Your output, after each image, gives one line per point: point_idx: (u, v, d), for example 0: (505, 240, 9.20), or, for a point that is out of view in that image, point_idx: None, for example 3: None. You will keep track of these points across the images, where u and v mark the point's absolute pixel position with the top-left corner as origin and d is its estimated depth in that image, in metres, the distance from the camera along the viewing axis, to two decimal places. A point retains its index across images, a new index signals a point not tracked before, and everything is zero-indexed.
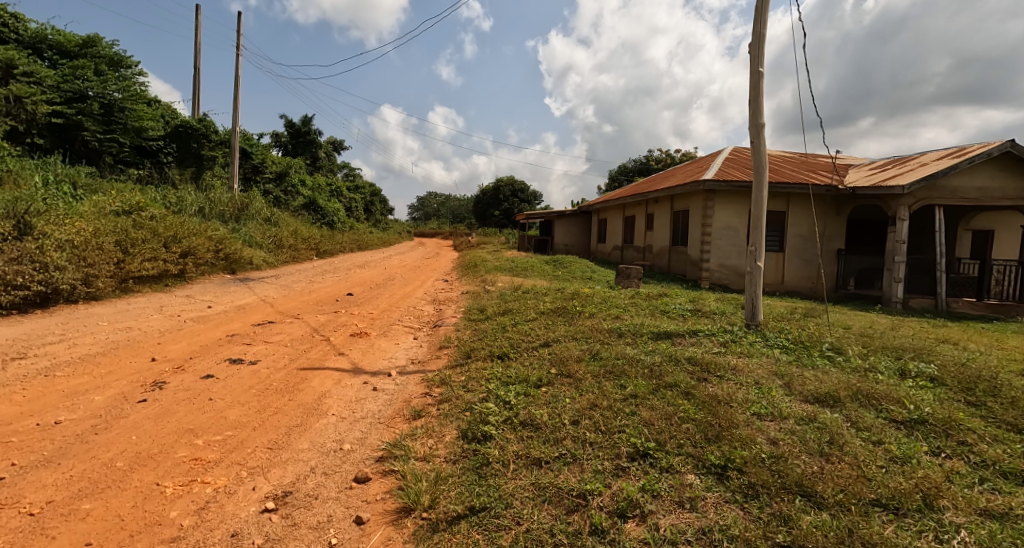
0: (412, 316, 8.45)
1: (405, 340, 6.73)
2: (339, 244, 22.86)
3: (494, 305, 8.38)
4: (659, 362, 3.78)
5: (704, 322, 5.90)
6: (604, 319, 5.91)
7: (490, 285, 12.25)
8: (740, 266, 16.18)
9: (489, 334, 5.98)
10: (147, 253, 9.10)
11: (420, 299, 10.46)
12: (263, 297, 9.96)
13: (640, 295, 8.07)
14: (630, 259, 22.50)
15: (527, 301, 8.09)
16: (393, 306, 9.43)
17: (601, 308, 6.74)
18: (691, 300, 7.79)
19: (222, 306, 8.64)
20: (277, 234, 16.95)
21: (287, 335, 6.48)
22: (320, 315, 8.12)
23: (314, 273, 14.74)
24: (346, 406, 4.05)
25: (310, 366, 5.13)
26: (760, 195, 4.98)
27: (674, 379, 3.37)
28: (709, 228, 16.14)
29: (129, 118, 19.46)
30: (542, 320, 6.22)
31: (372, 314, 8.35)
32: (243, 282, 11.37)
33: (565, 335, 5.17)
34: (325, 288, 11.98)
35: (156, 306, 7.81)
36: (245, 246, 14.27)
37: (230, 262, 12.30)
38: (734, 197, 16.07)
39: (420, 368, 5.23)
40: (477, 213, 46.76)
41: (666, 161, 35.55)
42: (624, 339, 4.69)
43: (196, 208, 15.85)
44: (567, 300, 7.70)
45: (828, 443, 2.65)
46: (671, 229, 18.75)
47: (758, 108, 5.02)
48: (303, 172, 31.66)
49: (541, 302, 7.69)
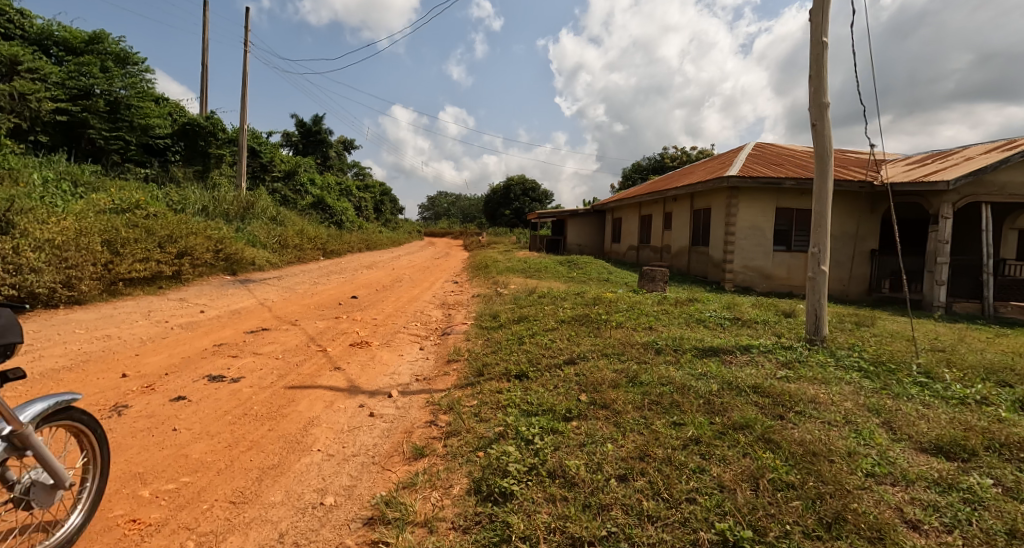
0: (418, 322, 7.82)
1: (411, 350, 6.08)
2: (346, 244, 22.36)
3: (508, 310, 7.72)
4: (715, 391, 3.08)
5: (749, 335, 5.19)
6: (635, 329, 5.23)
7: (503, 287, 11.60)
8: (765, 268, 15.35)
9: (505, 346, 5.33)
10: (139, 253, 8.57)
11: (428, 303, 9.83)
12: (263, 301, 9.40)
13: (668, 301, 7.34)
14: (646, 259, 21.71)
15: (544, 306, 7.41)
16: (399, 310, 8.80)
17: (629, 317, 6.03)
18: (725, 307, 7.06)
19: (217, 310, 8.08)
20: (282, 234, 16.44)
21: (281, 345, 5.87)
22: (320, 321, 7.52)
23: (319, 274, 14.19)
24: (336, 438, 3.41)
25: (299, 385, 4.49)
26: (825, 187, 4.26)
27: (744, 418, 2.68)
28: (733, 228, 15.33)
29: (136, 116, 19.09)
30: (564, 330, 5.55)
31: (376, 320, 7.74)
32: (243, 284, 10.83)
33: (592, 349, 4.50)
34: (329, 291, 11.40)
35: (144, 311, 7.26)
36: (248, 246, 13.75)
37: (231, 263, 11.79)
38: (760, 194, 15.20)
39: (426, 387, 4.58)
40: (487, 212, 46.12)
41: (682, 159, 34.61)
42: (663, 357, 4.01)
43: (199, 207, 15.38)
44: (589, 305, 7.02)
45: (1004, 533, 1.91)
46: (691, 228, 17.93)
47: (821, 85, 4.30)
48: (312, 171, 31.25)
49: (560, 308, 7.01)
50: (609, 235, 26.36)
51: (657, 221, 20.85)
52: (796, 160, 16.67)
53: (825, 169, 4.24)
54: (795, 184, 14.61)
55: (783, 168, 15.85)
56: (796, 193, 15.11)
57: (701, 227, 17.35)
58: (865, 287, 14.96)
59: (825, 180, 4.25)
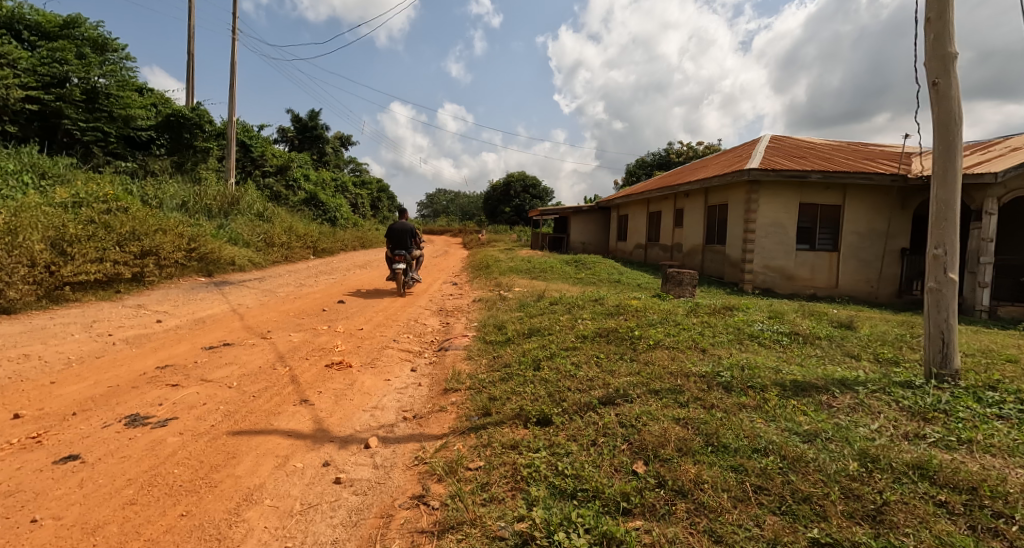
0: (411, 334, 6.75)
1: (399, 374, 5.01)
2: (339, 242, 21.24)
3: (515, 319, 6.67)
4: (866, 475, 2.08)
5: (825, 359, 4.14)
6: (682, 351, 4.17)
7: (507, 290, 10.54)
8: (787, 268, 14.32)
9: (516, 372, 4.25)
10: (91, 253, 7.55)
11: (423, 309, 8.75)
12: (236, 307, 8.32)
13: (702, 309, 6.30)
14: (655, 258, 20.68)
15: (558, 315, 6.35)
16: (388, 318, 7.73)
17: (664, 331, 4.95)
18: (772, 318, 5.99)
19: (178, 319, 6.98)
20: (268, 231, 15.35)
21: (239, 367, 4.79)
22: (296, 333, 6.45)
23: (307, 276, 13.09)
24: (281, 529, 2.34)
25: (246, 430, 3.39)
26: (955, 166, 3.34)
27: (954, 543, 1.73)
28: (753, 224, 14.28)
29: (115, 107, 17.96)
30: (589, 349, 4.49)
31: (364, 331, 6.68)
32: (218, 287, 9.76)
33: (633, 382, 3.44)
34: (315, 294, 10.32)
35: (87, 321, 6.16)
36: (228, 245, 12.64)
37: (207, 263, 10.73)
38: (782, 188, 14.11)
39: (416, 431, 3.49)
40: (487, 210, 45.01)
41: (687, 154, 33.59)
42: (738, 398, 2.95)
43: (177, 202, 14.27)
44: (612, 315, 5.96)
45: None
46: (704, 225, 16.87)
47: (947, 29, 3.33)
48: (306, 166, 30.13)
49: (577, 319, 5.95)
50: (614, 233, 25.31)
51: (667, 218, 19.78)
52: (819, 152, 15.61)
53: (954, 142, 3.32)
54: (821, 177, 13.54)
55: (806, 160, 14.79)
56: (820, 188, 14.03)
57: (715, 224, 16.30)
58: (895, 289, 14.14)
59: (955, 157, 3.33)
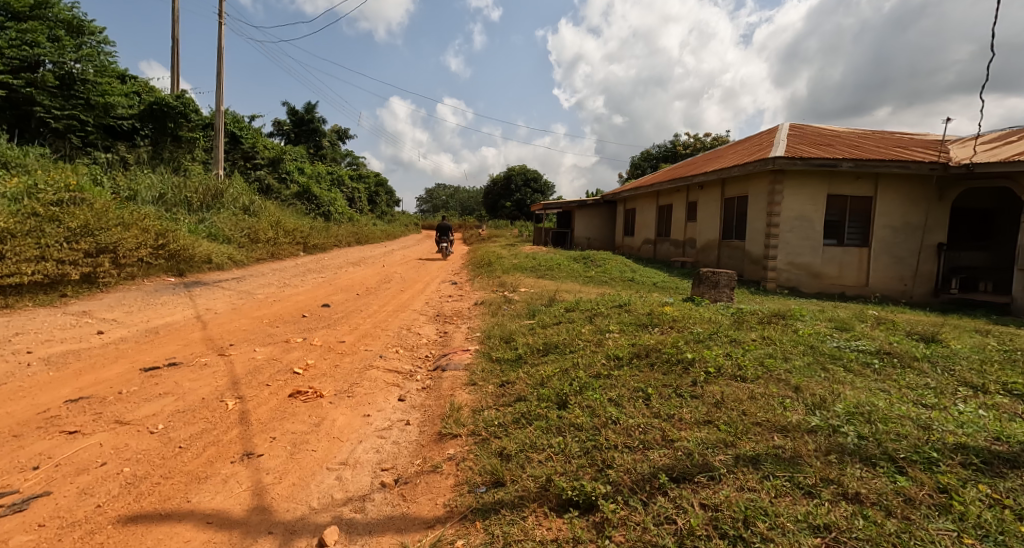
0: (400, 348, 5.66)
1: (383, 407, 3.93)
2: (332, 237, 20.16)
3: (526, 330, 5.60)
4: None
5: (953, 396, 3.09)
6: (759, 385, 3.09)
7: (511, 292, 9.46)
8: (814, 265, 13.28)
9: (535, 413, 3.18)
10: (27, 252, 6.47)
11: (418, 315, 7.68)
12: (203, 312, 7.23)
13: (752, 319, 5.23)
14: (665, 254, 19.61)
15: (577, 326, 5.28)
16: (377, 327, 6.66)
17: (721, 350, 3.87)
18: (841, 329, 4.93)
19: (125, 329, 5.89)
20: (252, 226, 14.25)
21: (173, 400, 3.70)
22: (263, 347, 5.37)
23: (292, 275, 11.99)
24: None
25: (147, 515, 2.32)
26: None
27: None
28: (776, 218, 13.23)
29: (92, 94, 16.75)
30: (631, 379, 3.42)
31: (346, 346, 5.59)
32: (188, 288, 8.68)
33: (712, 441, 2.38)
34: (298, 297, 9.24)
35: (7, 334, 5.08)
36: (206, 241, 11.57)
37: (179, 261, 9.64)
38: (809, 177, 13.02)
39: (398, 512, 2.44)
40: (487, 204, 43.86)
41: (695, 146, 32.47)
42: (899, 487, 1.91)
43: (153, 195, 13.19)
44: (645, 328, 4.88)
45: None
46: (721, 218, 15.80)
47: None
48: (300, 160, 28.98)
49: (601, 332, 4.88)
50: (621, 228, 24.26)
51: (679, 212, 18.68)
52: (846, 140, 14.50)
53: None
54: (853, 166, 12.45)
55: (833, 148, 13.69)
56: (850, 177, 12.94)
57: (733, 218, 15.23)
58: (931, 287, 13.10)
59: None
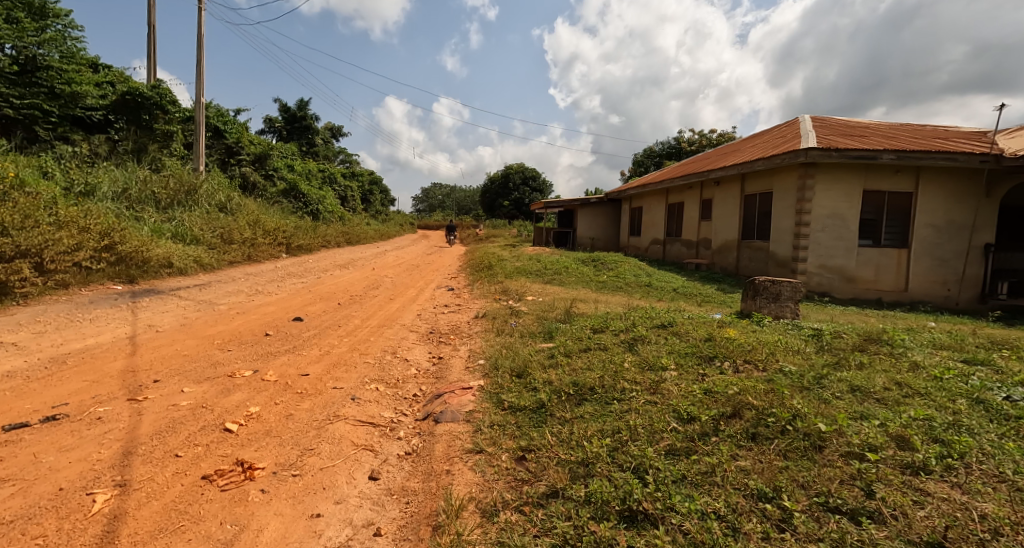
0: (381, 385, 4.33)
1: (346, 496, 2.60)
2: (319, 238, 18.81)
3: (546, 363, 4.29)
4: None
5: None
6: (980, 501, 1.84)
7: (517, 303, 8.15)
8: (848, 268, 12.04)
9: (590, 540, 1.93)
10: None
11: (408, 332, 6.38)
12: (141, 331, 5.86)
13: (846, 347, 3.95)
14: (676, 255, 18.35)
15: (615, 358, 3.99)
16: (355, 352, 5.32)
17: (849, 406, 2.59)
18: (974, 362, 3.66)
19: (22, 359, 4.51)
20: (226, 226, 12.89)
21: (8, 494, 2.39)
22: (195, 386, 4.01)
23: (268, 280, 10.65)
24: None
25: None
26: None
27: None
28: (807, 216, 11.98)
29: (56, 81, 15.22)
30: (738, 468, 2.16)
31: (310, 382, 4.26)
32: (133, 299, 7.31)
33: None
34: (267, 309, 7.85)
35: None
36: (171, 244, 10.18)
37: (129, 266, 8.30)
38: (843, 171, 11.78)
39: None
40: (484, 204, 42.57)
41: (700, 143, 31.30)
42: None
43: (114, 191, 11.76)
44: (712, 365, 3.57)
45: None
46: (740, 217, 14.55)
47: None
48: (289, 156, 27.59)
49: (653, 371, 3.57)
50: (626, 228, 23.00)
51: (692, 210, 17.40)
52: (880, 131, 13.26)
53: None
54: (894, 158, 11.21)
55: (868, 139, 12.45)
56: (889, 171, 11.70)
57: (755, 216, 13.96)
58: (977, 292, 11.90)
59: None
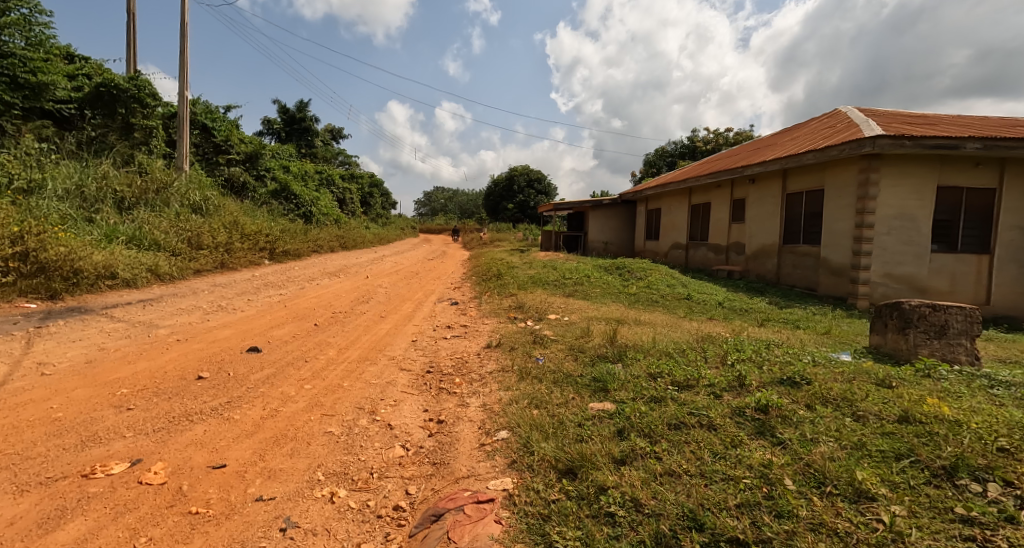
0: (341, 489, 2.59)
1: None
2: (309, 242, 17.14)
3: (619, 453, 2.54)
4: None
5: None
6: None
7: (539, 324, 6.40)
8: (918, 277, 10.29)
9: None
10: None
11: (396, 373, 4.63)
12: (17, 375, 4.13)
13: None
14: (703, 261, 16.57)
15: (754, 457, 2.23)
16: (314, 413, 3.55)
17: None
18: None
19: None
20: (196, 229, 11.18)
21: None
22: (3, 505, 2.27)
23: (238, 292, 8.93)
24: None
25: None
26: None
27: None
28: (871, 217, 10.20)
29: (19, 70, 13.40)
30: None
31: (218, 488, 2.50)
32: (41, 323, 5.59)
33: None
34: (221, 334, 6.10)
35: None
36: (122, 252, 8.45)
37: (52, 278, 6.61)
38: (914, 165, 10.04)
39: None
40: (487, 206, 40.94)
41: (717, 141, 29.64)
42: None
43: (63, 189, 10.05)
44: (969, 495, 1.85)
45: None
46: (783, 218, 12.76)
47: None
48: (283, 156, 25.90)
49: (853, 505, 1.87)
50: (643, 231, 21.20)
51: (721, 211, 15.61)
52: (947, 120, 11.53)
53: None
54: (979, 148, 9.47)
55: (939, 127, 10.71)
56: (967, 164, 9.98)
57: (801, 217, 12.20)
58: None
59: None
